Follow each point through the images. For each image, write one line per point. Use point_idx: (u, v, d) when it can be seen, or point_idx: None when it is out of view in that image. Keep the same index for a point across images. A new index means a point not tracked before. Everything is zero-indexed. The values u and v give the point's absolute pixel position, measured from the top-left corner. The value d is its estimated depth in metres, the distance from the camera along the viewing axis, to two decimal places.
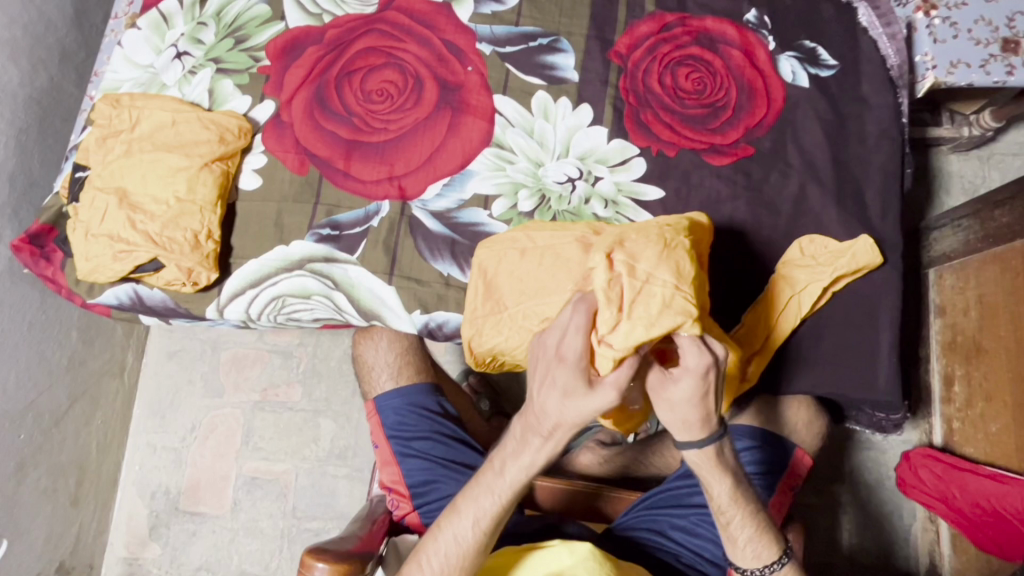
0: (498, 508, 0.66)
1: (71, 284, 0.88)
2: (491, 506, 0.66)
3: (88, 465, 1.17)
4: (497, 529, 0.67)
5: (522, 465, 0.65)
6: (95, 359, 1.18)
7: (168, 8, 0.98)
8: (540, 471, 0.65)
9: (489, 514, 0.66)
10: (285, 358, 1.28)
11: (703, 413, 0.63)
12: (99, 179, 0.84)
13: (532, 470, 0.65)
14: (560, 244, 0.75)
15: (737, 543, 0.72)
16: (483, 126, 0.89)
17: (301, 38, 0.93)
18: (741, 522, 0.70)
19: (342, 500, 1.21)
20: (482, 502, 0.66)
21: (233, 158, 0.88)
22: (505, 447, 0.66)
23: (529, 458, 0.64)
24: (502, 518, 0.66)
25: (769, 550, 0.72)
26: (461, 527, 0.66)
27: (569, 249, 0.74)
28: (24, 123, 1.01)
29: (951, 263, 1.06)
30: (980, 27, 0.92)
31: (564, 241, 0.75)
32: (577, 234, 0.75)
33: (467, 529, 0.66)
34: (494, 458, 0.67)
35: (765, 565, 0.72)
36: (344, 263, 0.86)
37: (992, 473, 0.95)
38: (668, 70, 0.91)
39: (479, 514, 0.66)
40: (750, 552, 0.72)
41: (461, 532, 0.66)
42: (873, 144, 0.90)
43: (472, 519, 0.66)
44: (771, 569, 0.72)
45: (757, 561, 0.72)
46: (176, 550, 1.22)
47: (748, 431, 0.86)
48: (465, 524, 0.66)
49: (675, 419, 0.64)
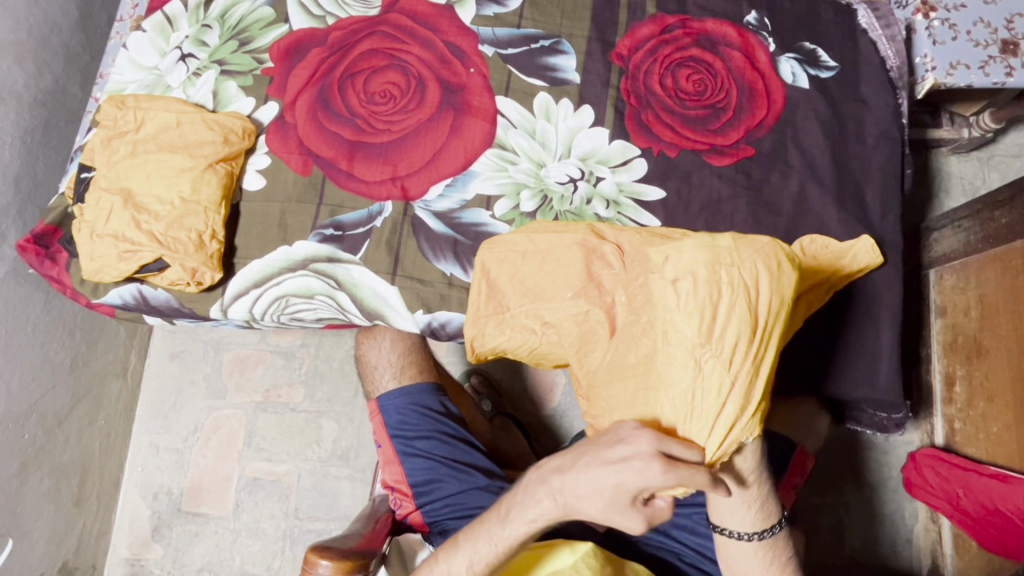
0: (493, 556, 0.66)
1: (76, 284, 0.88)
2: (489, 553, 0.66)
3: (91, 466, 1.17)
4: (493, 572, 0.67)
5: (525, 519, 0.63)
6: (98, 360, 1.19)
7: (173, 10, 0.98)
8: (543, 527, 0.63)
9: (485, 560, 0.65)
10: (287, 359, 1.29)
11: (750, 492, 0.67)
12: (104, 180, 0.84)
13: (534, 524, 0.63)
14: (561, 249, 0.74)
15: (750, 506, 0.68)
16: (485, 128, 0.89)
17: (305, 40, 0.93)
18: (762, 480, 0.67)
19: (343, 501, 1.22)
20: (480, 546, 0.66)
21: (238, 158, 0.89)
22: (516, 495, 0.65)
23: (534, 513, 0.63)
24: (499, 564, 0.66)
25: (774, 510, 0.69)
26: (455, 564, 0.67)
27: (570, 254, 0.73)
28: (29, 125, 1.01)
29: (952, 263, 1.07)
30: (979, 29, 0.93)
31: (564, 244, 0.74)
32: (578, 237, 0.74)
33: (463, 566, 0.67)
34: (503, 506, 0.66)
35: (767, 527, 0.69)
36: (347, 263, 0.87)
37: (996, 473, 0.95)
38: (669, 72, 0.91)
39: (475, 556, 0.66)
40: (760, 514, 0.69)
41: (456, 568, 0.67)
42: (872, 144, 0.90)
43: (468, 559, 0.67)
44: (761, 535, 0.69)
45: (757, 524, 0.69)
46: (178, 551, 1.22)
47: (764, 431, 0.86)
48: (460, 567, 0.67)
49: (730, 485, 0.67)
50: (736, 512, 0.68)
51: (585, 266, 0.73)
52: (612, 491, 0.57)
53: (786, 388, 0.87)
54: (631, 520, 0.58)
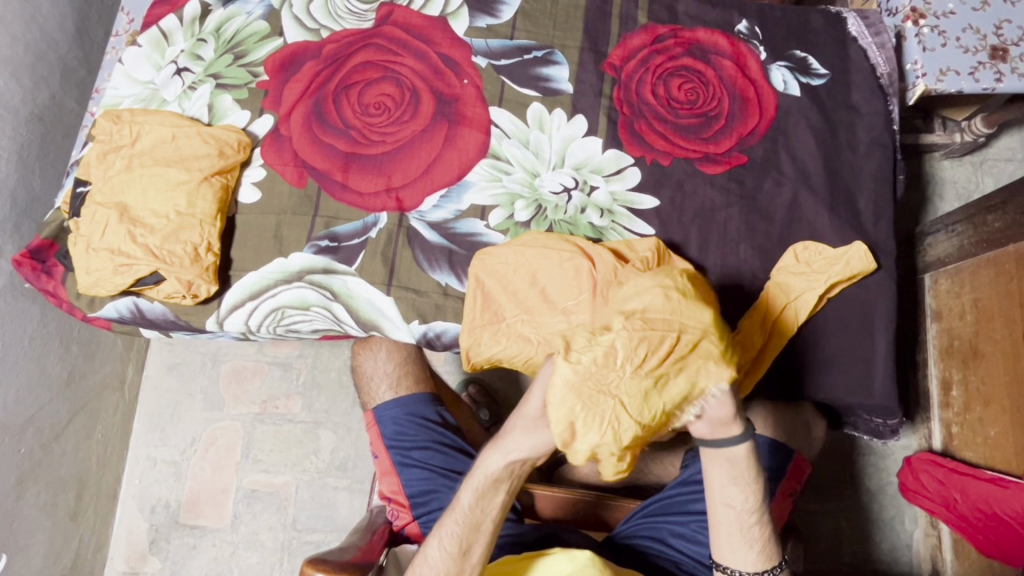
0: (458, 527, 0.67)
1: (72, 298, 0.88)
2: (454, 526, 0.67)
3: (88, 480, 1.17)
4: (464, 553, 0.67)
5: (473, 489, 0.67)
6: (95, 373, 1.19)
7: (168, 25, 0.99)
8: (489, 488, 0.67)
9: (452, 533, 0.67)
10: (284, 370, 1.29)
11: (755, 521, 0.68)
12: (99, 195, 0.84)
13: (479, 483, 0.66)
14: (545, 264, 0.77)
15: (753, 544, 0.69)
16: (479, 139, 0.90)
17: (299, 54, 0.94)
18: (764, 520, 0.69)
19: (342, 512, 1.22)
20: (445, 522, 0.68)
21: (232, 171, 0.89)
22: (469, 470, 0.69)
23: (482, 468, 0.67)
24: (467, 539, 0.67)
25: (776, 553, 0.71)
26: (429, 548, 0.68)
27: (552, 270, 0.77)
28: (26, 139, 1.02)
29: (946, 267, 1.07)
30: (969, 35, 0.90)
31: (549, 259, 0.78)
32: (562, 251, 0.78)
33: (434, 550, 0.68)
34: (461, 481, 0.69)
35: (769, 568, 0.70)
36: (342, 275, 0.87)
37: (992, 477, 0.95)
38: (661, 81, 0.92)
39: (444, 535, 0.67)
40: (762, 555, 0.70)
41: (430, 551, 0.68)
42: (864, 151, 0.91)
43: (439, 540, 0.67)
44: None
45: (761, 565, 0.70)
46: (176, 564, 1.21)
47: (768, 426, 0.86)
48: (432, 547, 0.67)
49: (733, 519, 0.68)
50: (737, 550, 0.70)
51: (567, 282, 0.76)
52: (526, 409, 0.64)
53: (778, 396, 0.87)
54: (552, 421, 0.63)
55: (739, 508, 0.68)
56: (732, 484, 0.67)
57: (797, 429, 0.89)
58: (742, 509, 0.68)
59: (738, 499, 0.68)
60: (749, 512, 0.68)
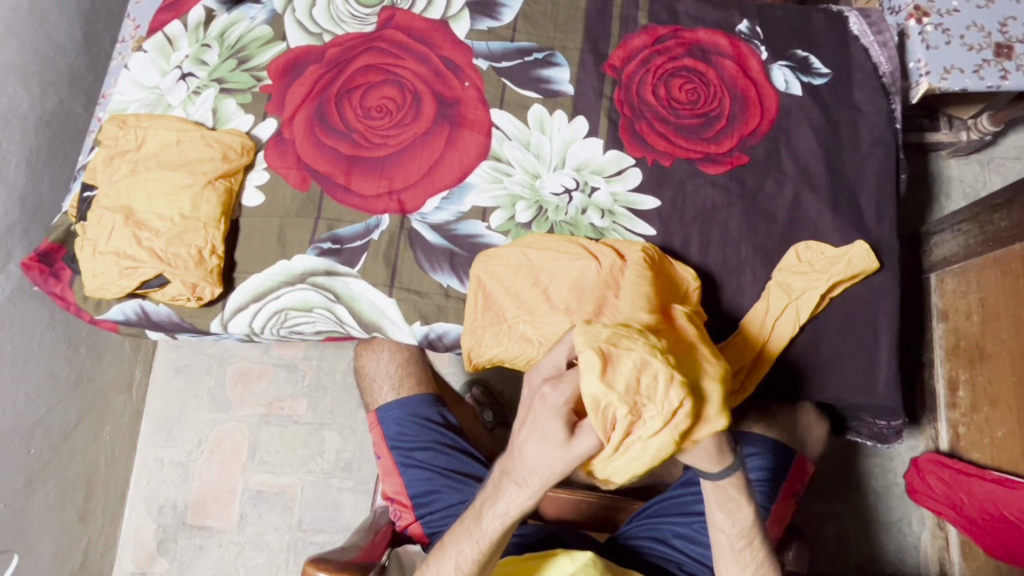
0: (478, 554, 0.64)
1: (79, 300, 0.89)
2: (472, 553, 0.64)
3: (97, 481, 1.18)
4: (481, 574, 0.65)
5: (499, 523, 0.62)
6: (103, 375, 1.20)
7: (173, 31, 1.00)
8: (516, 520, 0.61)
9: (470, 560, 0.64)
10: (290, 372, 1.30)
11: (746, 541, 0.68)
12: (105, 199, 0.85)
13: (507, 517, 0.61)
14: (555, 267, 0.78)
15: (744, 566, 0.69)
16: (480, 141, 0.90)
17: (301, 58, 0.95)
18: (755, 544, 0.68)
19: (347, 513, 1.22)
20: (464, 547, 0.65)
21: (237, 175, 0.90)
22: (486, 491, 0.63)
23: (505, 504, 0.61)
24: (486, 563, 0.65)
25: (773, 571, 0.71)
26: (443, 571, 0.65)
27: (562, 274, 0.78)
28: (34, 145, 1.03)
29: (952, 267, 1.06)
30: (973, 33, 0.90)
31: (558, 262, 0.78)
32: (573, 255, 0.78)
33: (451, 571, 0.65)
34: (476, 504, 0.64)
35: None
36: (345, 276, 0.88)
37: (999, 478, 0.94)
38: (662, 82, 0.92)
39: (461, 557, 0.65)
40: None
41: (444, 572, 0.65)
42: (866, 150, 0.91)
43: (455, 561, 0.65)
44: None
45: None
46: (184, 564, 1.22)
47: (757, 439, 0.86)
48: (449, 570, 0.65)
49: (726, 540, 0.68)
50: (731, 570, 0.70)
51: (579, 293, 0.76)
52: (551, 440, 0.55)
53: (780, 395, 0.86)
54: (581, 447, 0.55)
55: (728, 532, 0.68)
56: (719, 509, 0.67)
57: (796, 429, 0.88)
58: (731, 532, 0.68)
59: (726, 523, 0.68)
60: (737, 537, 0.68)
